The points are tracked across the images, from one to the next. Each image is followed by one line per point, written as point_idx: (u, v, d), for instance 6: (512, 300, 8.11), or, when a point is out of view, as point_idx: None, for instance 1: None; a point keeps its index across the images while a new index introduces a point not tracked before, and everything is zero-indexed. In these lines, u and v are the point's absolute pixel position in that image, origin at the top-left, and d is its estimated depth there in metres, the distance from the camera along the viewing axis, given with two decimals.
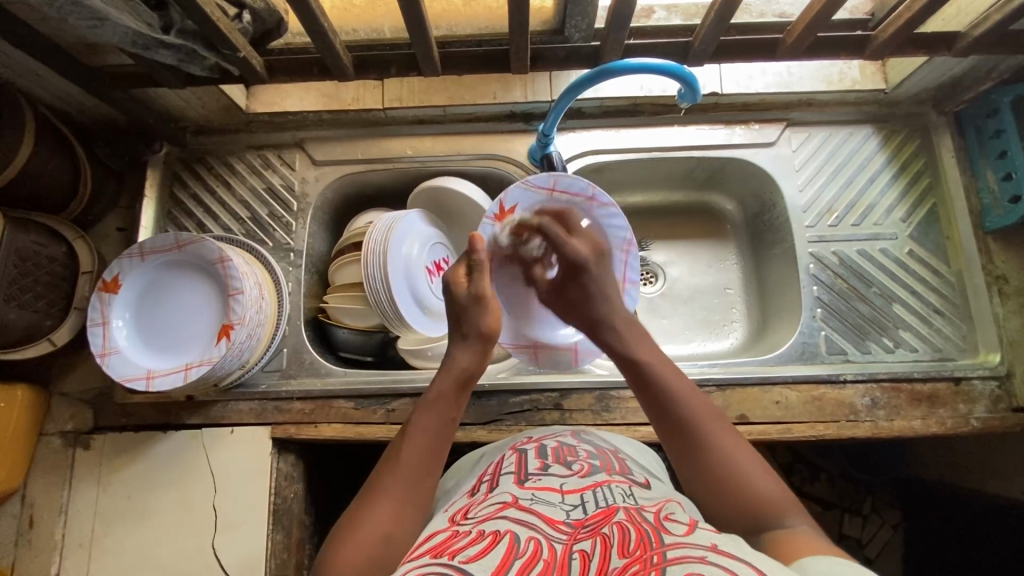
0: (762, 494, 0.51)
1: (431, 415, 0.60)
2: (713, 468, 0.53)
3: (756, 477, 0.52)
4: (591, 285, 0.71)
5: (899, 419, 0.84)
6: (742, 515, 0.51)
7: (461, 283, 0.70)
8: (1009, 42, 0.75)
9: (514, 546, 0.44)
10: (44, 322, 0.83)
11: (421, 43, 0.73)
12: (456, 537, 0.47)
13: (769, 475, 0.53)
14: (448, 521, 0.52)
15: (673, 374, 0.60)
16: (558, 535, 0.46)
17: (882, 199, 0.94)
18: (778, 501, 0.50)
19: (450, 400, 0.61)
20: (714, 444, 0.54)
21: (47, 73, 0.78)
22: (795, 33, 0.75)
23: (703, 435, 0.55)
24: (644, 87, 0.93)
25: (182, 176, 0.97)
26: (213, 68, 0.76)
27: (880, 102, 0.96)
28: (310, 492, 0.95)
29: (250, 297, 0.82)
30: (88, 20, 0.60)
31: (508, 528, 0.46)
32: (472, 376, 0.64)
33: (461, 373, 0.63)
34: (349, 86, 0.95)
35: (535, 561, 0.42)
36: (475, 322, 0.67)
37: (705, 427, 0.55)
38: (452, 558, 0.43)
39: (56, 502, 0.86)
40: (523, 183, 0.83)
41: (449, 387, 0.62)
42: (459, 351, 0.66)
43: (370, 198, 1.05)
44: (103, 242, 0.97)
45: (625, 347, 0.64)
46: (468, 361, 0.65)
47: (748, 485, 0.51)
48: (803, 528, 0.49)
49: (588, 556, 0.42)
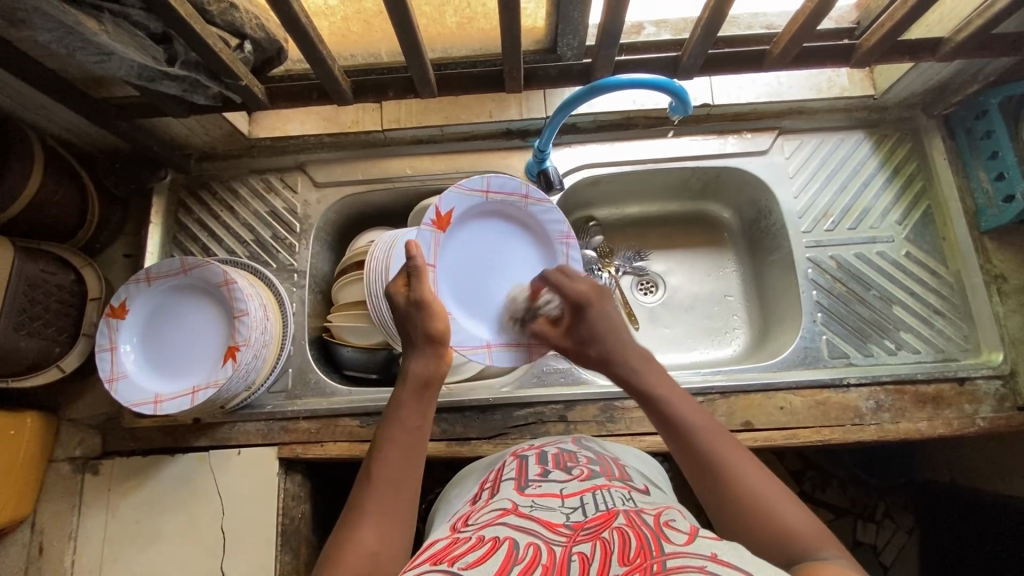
0: (793, 525, 0.49)
1: (397, 426, 0.60)
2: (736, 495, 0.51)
3: (786, 510, 0.50)
4: (596, 318, 0.70)
5: (905, 421, 0.84)
6: (772, 549, 0.48)
7: (402, 292, 0.71)
8: (992, 46, 0.77)
9: (514, 551, 0.44)
10: (53, 349, 0.85)
11: (417, 66, 0.75)
12: (457, 544, 0.47)
13: (801, 510, 0.50)
14: (449, 530, 0.52)
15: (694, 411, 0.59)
16: (558, 538, 0.46)
17: (877, 203, 0.95)
18: (810, 534, 0.48)
19: (415, 408, 0.62)
20: (743, 481, 0.52)
21: (55, 106, 0.81)
22: (780, 45, 0.76)
23: (734, 468, 0.53)
24: (637, 101, 0.94)
25: (187, 203, 0.99)
26: (216, 97, 0.78)
27: (871, 108, 0.97)
28: (318, 512, 0.95)
29: (254, 319, 0.83)
30: (96, 55, 0.62)
31: (508, 534, 0.47)
32: (432, 384, 0.65)
33: (424, 382, 0.65)
34: (348, 109, 0.97)
35: (535, 565, 0.42)
36: (421, 326, 0.68)
37: (734, 460, 0.54)
38: (451, 565, 0.43)
39: (66, 528, 0.86)
40: (458, 186, 0.82)
41: (411, 394, 0.63)
42: (415, 360, 0.67)
43: (371, 218, 1.06)
44: (110, 268, 0.99)
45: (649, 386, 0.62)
46: (422, 369, 0.66)
47: (778, 516, 0.49)
48: (837, 561, 0.45)
49: (588, 560, 0.42)
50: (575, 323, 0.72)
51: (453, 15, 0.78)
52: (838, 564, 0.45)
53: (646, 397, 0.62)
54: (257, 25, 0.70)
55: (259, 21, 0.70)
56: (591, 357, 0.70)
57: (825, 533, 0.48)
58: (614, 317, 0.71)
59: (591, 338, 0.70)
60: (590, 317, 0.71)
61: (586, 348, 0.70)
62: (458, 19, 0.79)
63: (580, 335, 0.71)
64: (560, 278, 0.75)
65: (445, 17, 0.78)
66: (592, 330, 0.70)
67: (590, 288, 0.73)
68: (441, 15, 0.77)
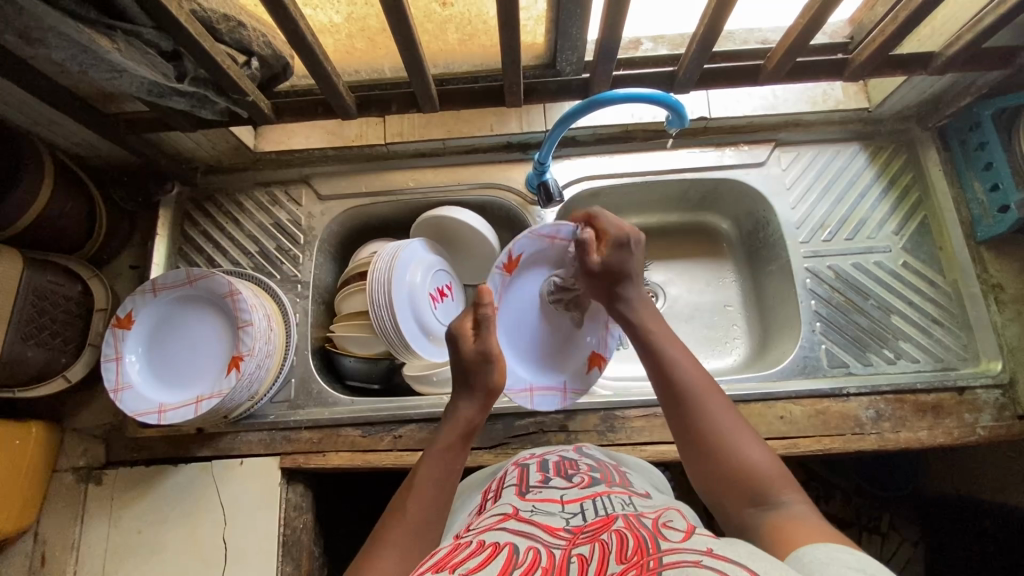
0: (755, 463, 0.55)
1: (433, 469, 0.62)
2: (707, 432, 0.58)
3: (750, 449, 0.56)
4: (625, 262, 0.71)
5: (905, 431, 0.84)
6: (734, 483, 0.54)
7: (472, 342, 0.68)
8: (983, 60, 0.79)
9: (513, 557, 0.44)
10: (59, 359, 0.86)
11: (419, 82, 0.77)
12: (458, 551, 0.47)
13: (767, 455, 0.56)
14: (451, 538, 0.52)
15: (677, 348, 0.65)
16: (558, 542, 0.46)
17: (873, 213, 0.96)
18: (772, 475, 0.54)
19: (453, 456, 0.63)
20: (715, 419, 0.58)
21: (65, 121, 0.82)
22: (774, 60, 0.78)
23: (712, 409, 0.59)
24: (635, 114, 0.97)
25: (193, 215, 1.01)
26: (223, 112, 0.80)
27: (866, 120, 0.99)
28: (319, 523, 0.95)
29: (259, 329, 0.84)
30: (108, 72, 0.64)
31: (509, 539, 0.47)
32: (471, 432, 0.66)
33: (468, 429, 0.65)
34: (352, 123, 0.99)
35: (535, 569, 0.42)
36: (482, 379, 0.68)
37: (708, 401, 0.60)
38: (453, 571, 0.43)
39: (68, 539, 0.86)
40: (532, 233, 0.81)
41: (455, 441, 0.64)
42: (464, 406, 0.67)
43: (374, 229, 1.08)
44: (117, 280, 1.01)
45: (641, 324, 0.68)
46: (473, 416, 0.67)
47: (745, 458, 0.55)
48: (796, 505, 0.51)
49: (587, 560, 0.43)
50: (607, 265, 0.71)
51: (455, 32, 0.80)
52: (796, 510, 0.50)
53: (641, 334, 0.67)
54: (264, 43, 0.72)
55: (265, 39, 0.72)
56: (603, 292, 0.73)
57: (787, 475, 0.54)
58: (638, 266, 0.72)
59: (620, 279, 0.71)
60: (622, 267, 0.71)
61: (608, 286, 0.72)
62: (459, 36, 0.81)
63: (610, 277, 0.71)
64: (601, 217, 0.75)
65: (447, 35, 0.80)
66: (624, 273, 0.71)
67: (620, 231, 0.72)
68: (443, 32, 0.79)
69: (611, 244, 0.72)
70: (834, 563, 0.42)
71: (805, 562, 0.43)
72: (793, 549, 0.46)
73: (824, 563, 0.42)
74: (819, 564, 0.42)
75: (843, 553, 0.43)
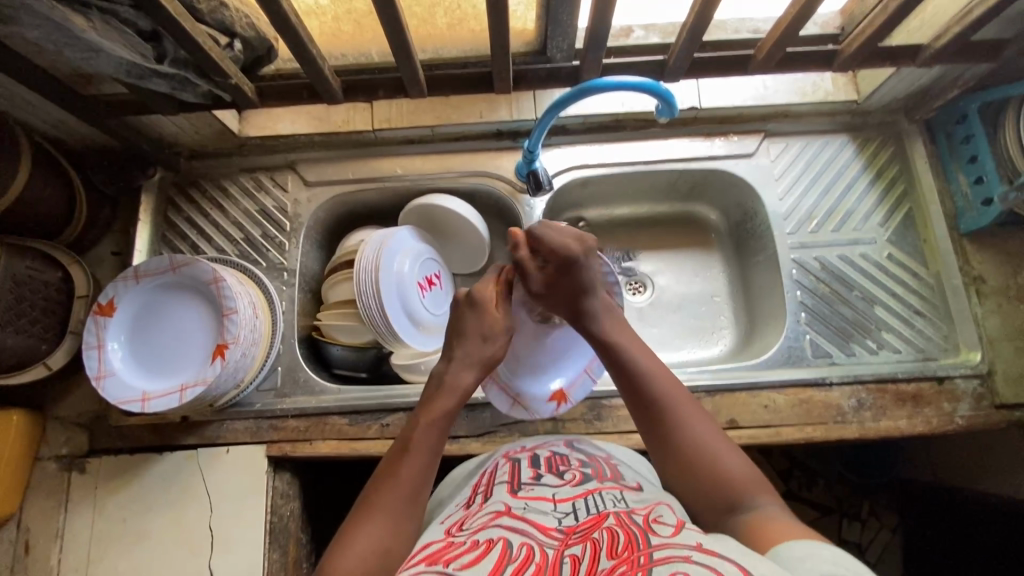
0: (731, 473, 0.56)
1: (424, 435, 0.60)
2: (683, 446, 0.58)
3: (728, 458, 0.57)
4: (587, 277, 0.67)
5: (885, 420, 0.86)
6: (712, 492, 0.55)
7: (494, 312, 0.68)
8: (971, 52, 0.79)
9: (507, 551, 0.45)
10: (40, 346, 0.84)
11: (406, 67, 0.76)
12: (451, 546, 0.47)
13: (743, 461, 0.57)
14: (444, 533, 0.52)
15: (645, 353, 0.65)
16: (551, 541, 0.47)
17: (860, 205, 0.97)
18: (747, 483, 0.55)
19: (441, 424, 0.62)
20: (689, 428, 0.59)
21: (41, 103, 0.80)
22: (765, 50, 0.78)
23: (684, 418, 0.59)
24: (626, 103, 0.96)
25: (177, 201, 0.99)
26: (206, 95, 0.78)
27: (854, 112, 0.99)
28: (306, 510, 0.95)
29: (244, 317, 0.83)
30: (84, 51, 0.63)
31: (502, 535, 0.47)
32: (463, 395, 0.64)
33: (464, 397, 0.64)
34: (339, 109, 0.98)
35: (528, 565, 0.44)
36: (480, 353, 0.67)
37: (680, 409, 0.60)
38: (447, 566, 0.44)
39: (52, 526, 0.86)
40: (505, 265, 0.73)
41: (450, 409, 0.63)
42: (464, 370, 0.65)
43: (362, 217, 1.06)
44: (99, 266, 0.99)
45: (608, 335, 0.66)
46: (470, 382, 0.65)
47: (721, 466, 0.56)
48: (771, 508, 0.53)
49: (579, 560, 0.44)
50: (564, 278, 0.66)
51: (444, 16, 0.78)
52: (771, 512, 0.52)
53: (606, 345, 0.66)
54: (246, 24, 0.70)
55: (248, 20, 0.70)
56: (563, 306, 0.68)
57: (760, 480, 0.56)
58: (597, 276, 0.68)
59: (583, 293, 0.67)
60: (583, 277, 0.67)
61: (570, 300, 0.67)
62: (448, 19, 0.79)
63: (571, 289, 0.67)
64: (542, 231, 0.68)
65: (436, 18, 0.79)
66: (581, 288, 0.66)
67: (575, 242, 0.67)
68: (431, 16, 0.78)
69: (560, 258, 0.66)
70: (813, 560, 0.43)
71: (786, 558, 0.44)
72: (776, 545, 0.47)
73: (804, 561, 0.43)
74: (799, 563, 0.43)
75: (821, 552, 0.44)
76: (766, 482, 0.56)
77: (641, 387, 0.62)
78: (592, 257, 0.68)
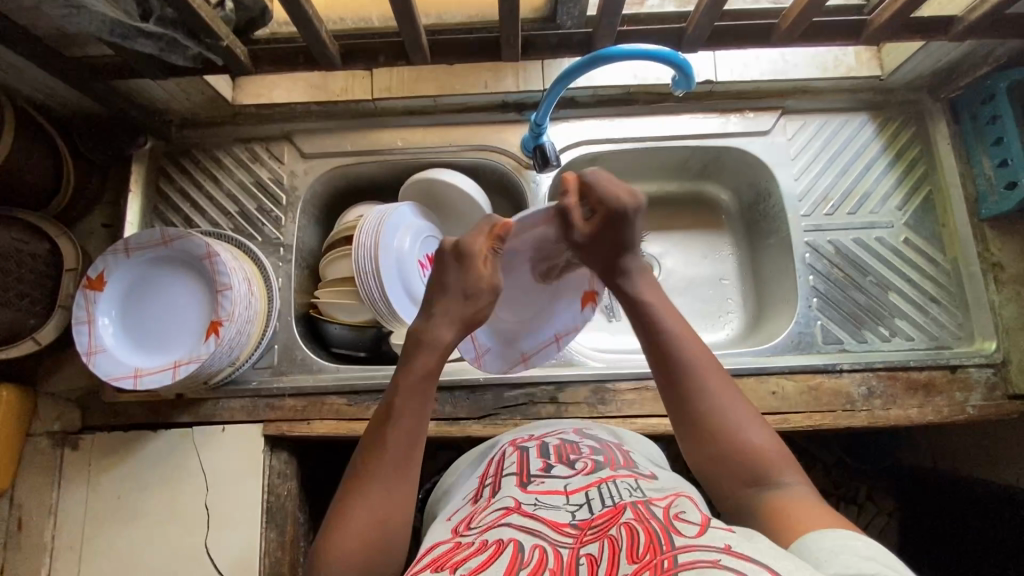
0: (755, 445, 0.54)
1: (410, 397, 0.58)
2: (706, 412, 0.56)
3: (751, 430, 0.55)
4: (630, 235, 0.65)
5: (895, 408, 0.84)
6: (733, 462, 0.54)
7: (483, 270, 0.63)
8: (1006, 26, 0.75)
9: (518, 554, 0.43)
10: (28, 320, 0.82)
11: (409, 31, 0.71)
12: (459, 548, 0.46)
13: (767, 433, 0.56)
14: (451, 533, 0.50)
15: (672, 316, 0.62)
16: (564, 540, 0.45)
17: (877, 187, 0.93)
18: (771, 455, 0.54)
19: (426, 383, 0.59)
20: (713, 396, 0.57)
21: (23, 64, 0.76)
22: (788, 20, 0.73)
23: (709, 386, 0.57)
24: (638, 75, 0.92)
25: (168, 171, 0.95)
26: (196, 58, 0.73)
27: (876, 89, 0.95)
28: (303, 489, 0.93)
29: (238, 293, 0.80)
30: (63, 7, 0.59)
31: (512, 536, 0.45)
32: (445, 350, 0.61)
33: (446, 353, 0.60)
34: (337, 76, 0.93)
35: (541, 570, 0.41)
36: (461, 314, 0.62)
37: (705, 375, 0.58)
38: (454, 572, 0.43)
39: (45, 503, 0.84)
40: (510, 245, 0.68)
41: (434, 367, 0.60)
42: (444, 325, 0.61)
43: (361, 191, 1.03)
44: (89, 238, 0.96)
45: (640, 294, 0.64)
46: (451, 338, 0.61)
47: (744, 438, 0.55)
48: (796, 486, 0.52)
49: (596, 560, 0.41)
50: (606, 232, 0.65)
51: None
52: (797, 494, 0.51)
53: (637, 305, 0.64)
54: None
55: None
56: (600, 260, 0.67)
57: (784, 452, 0.54)
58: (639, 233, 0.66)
59: (620, 249, 0.65)
60: (624, 233, 0.65)
61: (608, 256, 0.66)
62: None
63: (609, 245, 0.65)
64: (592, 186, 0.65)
65: None
66: (622, 243, 0.65)
67: (625, 194, 0.65)
68: None
69: (607, 211, 0.64)
70: (846, 549, 0.42)
71: (811, 549, 0.44)
72: (802, 534, 0.46)
73: (833, 551, 0.42)
74: (828, 553, 0.42)
75: (851, 539, 0.43)
76: (790, 455, 0.55)
77: (666, 352, 0.60)
78: (638, 215, 0.65)
